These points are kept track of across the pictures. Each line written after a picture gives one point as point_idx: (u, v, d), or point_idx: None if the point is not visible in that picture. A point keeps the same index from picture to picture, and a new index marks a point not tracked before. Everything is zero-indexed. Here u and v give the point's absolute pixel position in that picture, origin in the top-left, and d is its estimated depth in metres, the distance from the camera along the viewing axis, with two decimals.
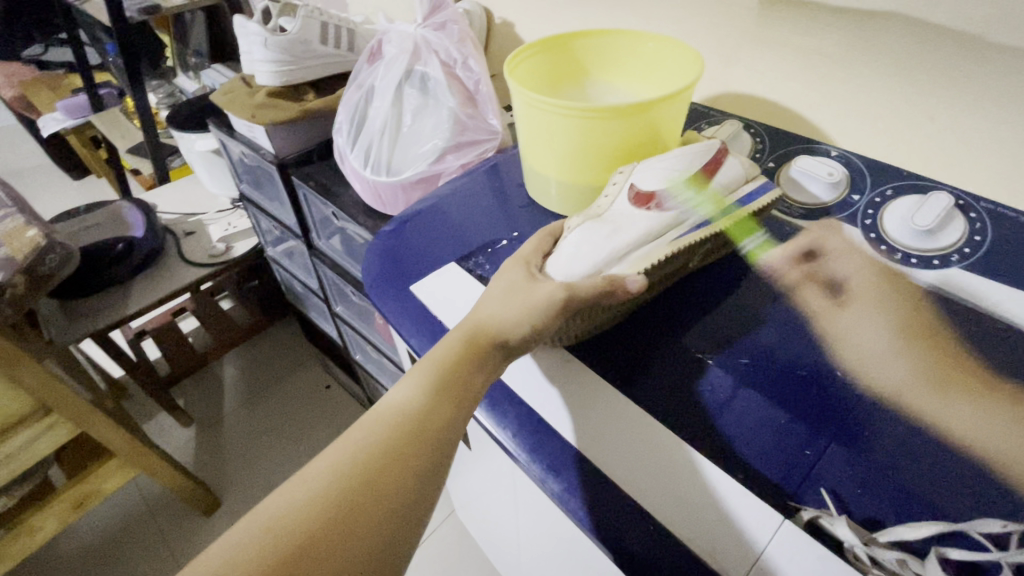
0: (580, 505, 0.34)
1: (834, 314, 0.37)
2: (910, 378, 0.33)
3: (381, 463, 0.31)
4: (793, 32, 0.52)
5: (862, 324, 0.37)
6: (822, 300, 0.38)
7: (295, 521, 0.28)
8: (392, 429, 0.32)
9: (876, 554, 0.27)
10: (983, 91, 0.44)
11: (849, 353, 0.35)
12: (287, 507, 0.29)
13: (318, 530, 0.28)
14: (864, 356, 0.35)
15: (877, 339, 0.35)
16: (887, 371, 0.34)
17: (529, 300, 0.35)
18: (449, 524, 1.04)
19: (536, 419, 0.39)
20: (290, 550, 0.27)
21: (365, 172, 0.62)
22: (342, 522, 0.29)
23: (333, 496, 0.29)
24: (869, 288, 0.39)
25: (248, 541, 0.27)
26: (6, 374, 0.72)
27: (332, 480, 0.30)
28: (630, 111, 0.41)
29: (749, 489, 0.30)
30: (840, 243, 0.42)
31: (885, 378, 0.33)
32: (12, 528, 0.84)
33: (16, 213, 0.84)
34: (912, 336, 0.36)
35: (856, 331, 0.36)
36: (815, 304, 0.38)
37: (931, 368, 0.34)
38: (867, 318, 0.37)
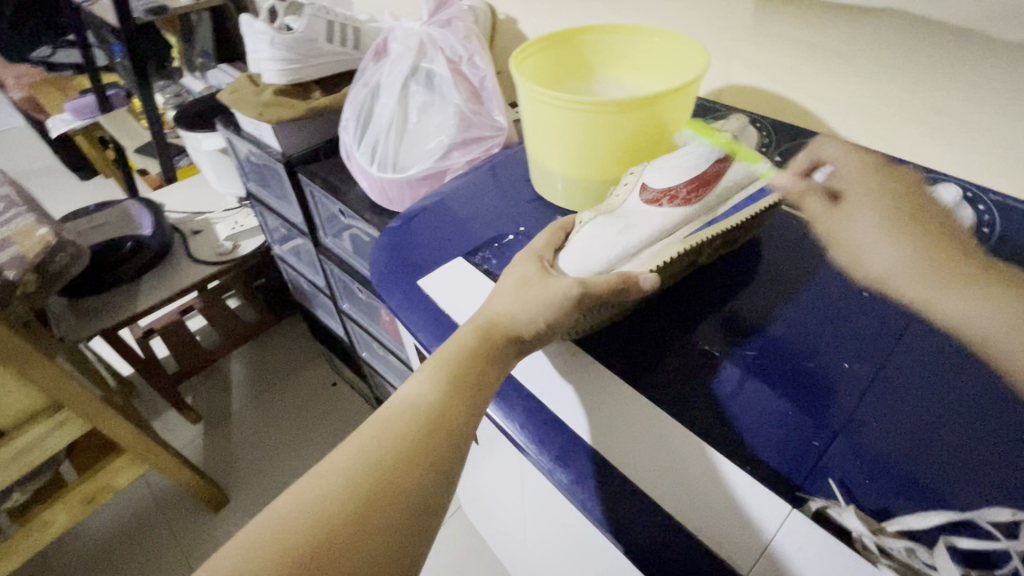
0: (590, 498, 0.37)
1: (829, 217, 0.43)
2: (903, 260, 0.38)
3: (396, 461, 0.31)
4: (798, 27, 0.51)
5: (859, 219, 0.42)
6: (822, 206, 0.44)
7: (311, 519, 0.28)
8: (406, 426, 0.32)
9: (884, 544, 0.27)
10: (989, 86, 0.43)
11: (843, 250, 0.41)
12: (302, 506, 0.29)
13: (333, 529, 0.28)
14: (858, 253, 0.40)
15: (870, 233, 0.41)
16: (884, 256, 0.39)
17: (543, 296, 0.35)
18: (455, 520, 1.05)
19: (545, 413, 0.41)
20: (307, 547, 0.27)
21: (371, 169, 0.63)
22: (358, 519, 0.29)
23: (348, 494, 0.29)
24: (861, 185, 0.44)
25: (267, 537, 0.28)
26: (18, 370, 0.72)
27: (348, 478, 0.30)
28: (636, 105, 0.41)
29: (759, 479, 0.30)
30: (837, 150, 0.47)
31: (877, 265, 0.39)
32: (24, 524, 0.85)
33: (26, 211, 0.85)
34: (903, 220, 0.40)
35: (852, 227, 0.42)
36: (813, 211, 0.44)
37: (922, 252, 0.38)
38: (864, 214, 0.42)
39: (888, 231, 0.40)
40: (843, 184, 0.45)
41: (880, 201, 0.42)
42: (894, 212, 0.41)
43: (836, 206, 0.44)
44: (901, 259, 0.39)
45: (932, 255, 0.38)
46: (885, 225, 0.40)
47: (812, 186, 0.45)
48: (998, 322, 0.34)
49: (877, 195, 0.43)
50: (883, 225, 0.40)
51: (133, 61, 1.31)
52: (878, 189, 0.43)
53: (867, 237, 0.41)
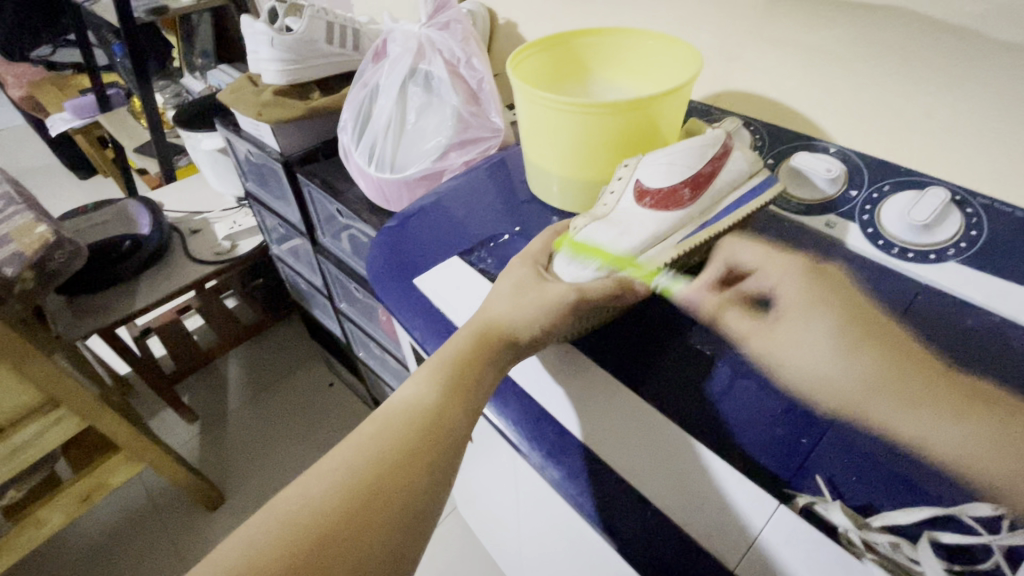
0: (579, 490, 0.38)
1: (768, 333, 0.35)
2: (853, 379, 0.32)
3: (395, 461, 0.31)
4: (794, 30, 0.52)
5: (801, 338, 0.34)
6: (748, 322, 0.36)
7: (311, 521, 0.29)
8: (406, 426, 0.33)
9: (870, 538, 0.28)
10: (982, 87, 0.44)
11: (793, 369, 0.33)
12: (302, 507, 0.29)
13: (333, 530, 0.29)
14: (802, 360, 0.33)
15: (815, 351, 0.33)
16: (832, 380, 0.32)
17: (542, 300, 0.36)
18: (449, 522, 1.05)
19: (537, 410, 0.42)
20: (307, 549, 0.28)
21: (370, 169, 0.63)
22: (357, 521, 0.29)
23: (347, 497, 0.30)
24: (796, 297, 0.37)
25: (266, 536, 0.28)
26: (16, 367, 0.73)
27: (348, 477, 0.30)
28: (628, 107, 0.42)
29: (746, 474, 0.31)
30: (753, 254, 0.40)
31: (834, 389, 0.32)
32: (20, 521, 0.85)
33: (25, 209, 0.85)
34: (858, 338, 0.34)
35: (796, 347, 0.34)
36: (742, 326, 0.36)
37: (878, 370, 0.32)
38: (805, 331, 0.34)
39: (831, 347, 0.33)
40: (772, 290, 0.38)
41: (831, 313, 0.35)
42: (847, 328, 0.34)
43: (767, 323, 0.36)
44: (854, 371, 0.32)
45: (884, 380, 0.31)
46: (841, 337, 0.34)
47: (730, 292, 0.38)
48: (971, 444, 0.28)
49: (817, 305, 0.36)
50: (839, 340, 0.33)
51: (134, 60, 1.31)
52: (814, 298, 0.36)
53: (807, 355, 0.33)
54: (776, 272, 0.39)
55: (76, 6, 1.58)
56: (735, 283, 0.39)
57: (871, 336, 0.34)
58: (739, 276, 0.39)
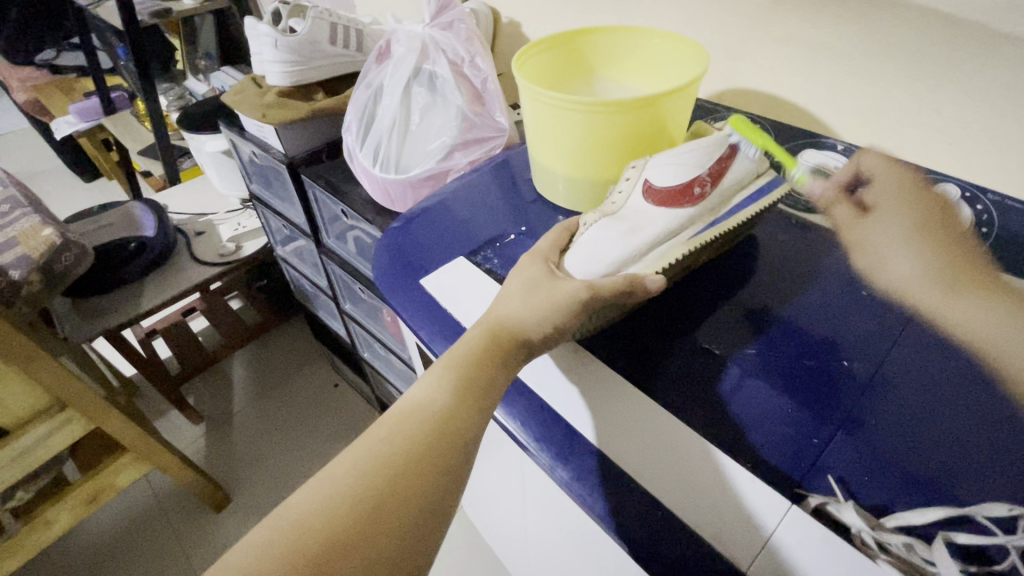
0: (588, 490, 0.36)
1: (858, 224, 0.43)
2: (923, 267, 0.38)
3: (404, 464, 0.31)
4: (801, 26, 0.52)
5: (881, 229, 0.42)
6: (850, 215, 0.44)
7: (320, 521, 0.28)
8: (415, 428, 0.33)
9: (883, 538, 0.27)
10: (992, 83, 0.44)
11: (865, 255, 0.41)
12: (313, 507, 0.29)
13: (343, 531, 0.28)
14: (876, 258, 0.40)
15: (891, 239, 0.41)
16: (899, 265, 0.39)
17: (554, 300, 0.36)
18: (455, 521, 1.05)
19: (545, 408, 0.40)
20: (317, 550, 0.28)
21: (374, 170, 0.63)
22: (363, 523, 0.29)
23: (357, 498, 0.30)
24: (894, 198, 0.43)
25: (274, 537, 0.28)
26: (23, 370, 0.73)
27: (356, 480, 0.30)
28: (636, 105, 0.41)
29: (758, 476, 0.31)
30: (879, 162, 0.46)
31: (898, 274, 0.39)
32: (28, 523, 0.85)
33: (31, 213, 0.85)
34: (932, 234, 0.40)
35: (879, 237, 0.41)
36: (840, 219, 0.44)
37: (936, 256, 0.39)
38: (887, 225, 0.42)
39: (903, 241, 0.40)
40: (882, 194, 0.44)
41: (915, 218, 0.41)
42: (920, 227, 0.40)
43: (866, 213, 0.43)
44: (921, 262, 0.39)
45: (950, 266, 0.38)
46: (911, 237, 0.40)
47: (849, 197, 0.45)
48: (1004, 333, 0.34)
49: (905, 205, 0.42)
50: (910, 234, 0.40)
51: (138, 63, 1.32)
52: (907, 197, 0.43)
53: (888, 250, 0.40)
54: (887, 175, 0.45)
55: (80, 10, 1.58)
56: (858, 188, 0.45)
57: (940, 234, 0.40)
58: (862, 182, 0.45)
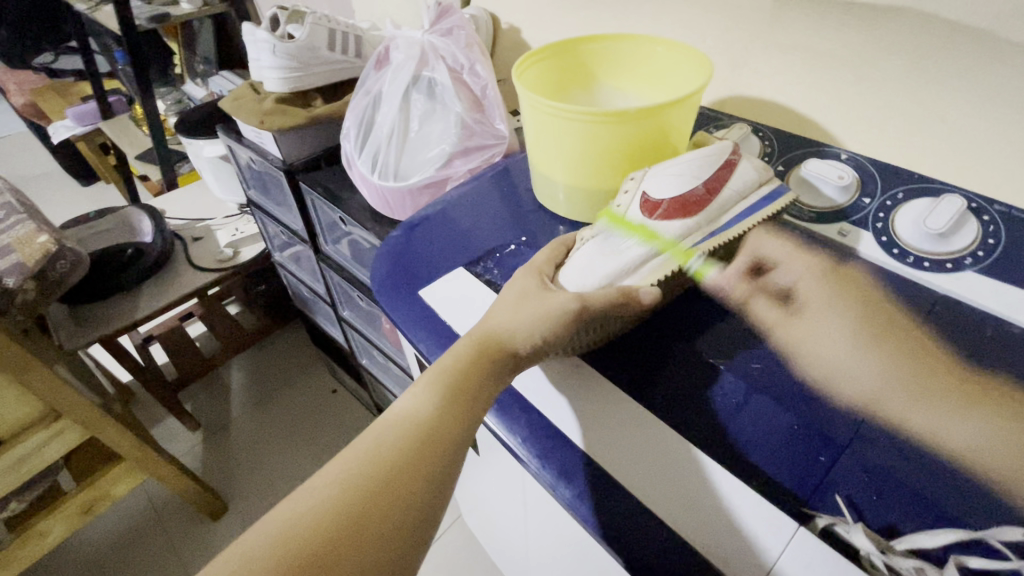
0: (591, 511, 0.34)
1: (790, 324, 0.37)
2: (880, 376, 0.33)
3: (391, 473, 0.30)
4: (804, 35, 0.52)
5: (819, 333, 0.36)
6: (775, 312, 0.38)
7: (303, 533, 0.28)
8: (403, 437, 0.32)
9: (893, 562, 0.26)
10: (997, 91, 0.43)
11: (818, 365, 0.34)
12: (294, 519, 0.28)
13: (324, 543, 0.27)
14: (832, 367, 0.34)
15: (842, 348, 0.35)
16: (855, 380, 0.33)
17: (544, 308, 0.35)
18: (454, 530, 1.04)
19: (547, 425, 0.39)
20: (297, 562, 0.27)
21: (373, 178, 0.63)
22: (348, 534, 0.28)
23: (341, 508, 0.29)
24: (817, 293, 0.38)
25: (258, 551, 0.27)
26: (18, 379, 0.72)
27: (341, 491, 0.29)
28: (638, 116, 0.41)
29: (764, 496, 0.30)
30: (778, 248, 0.41)
31: (857, 386, 0.33)
32: (21, 533, 0.84)
33: (27, 219, 0.85)
34: (875, 336, 0.35)
35: (817, 341, 0.35)
36: (767, 316, 0.38)
37: (901, 365, 0.34)
38: (824, 326, 0.36)
39: (856, 346, 0.35)
40: (797, 285, 0.39)
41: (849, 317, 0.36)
42: (861, 327, 0.36)
43: (792, 312, 0.38)
44: (876, 374, 0.33)
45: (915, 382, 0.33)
46: (860, 339, 0.35)
47: (760, 284, 0.40)
48: (986, 439, 0.30)
49: (835, 302, 0.37)
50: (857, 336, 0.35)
51: (136, 67, 1.31)
52: (835, 297, 0.38)
53: (841, 356, 0.34)
54: (800, 267, 0.40)
55: (78, 14, 1.58)
56: (762, 274, 0.40)
57: (886, 333, 0.35)
58: (767, 268, 0.40)
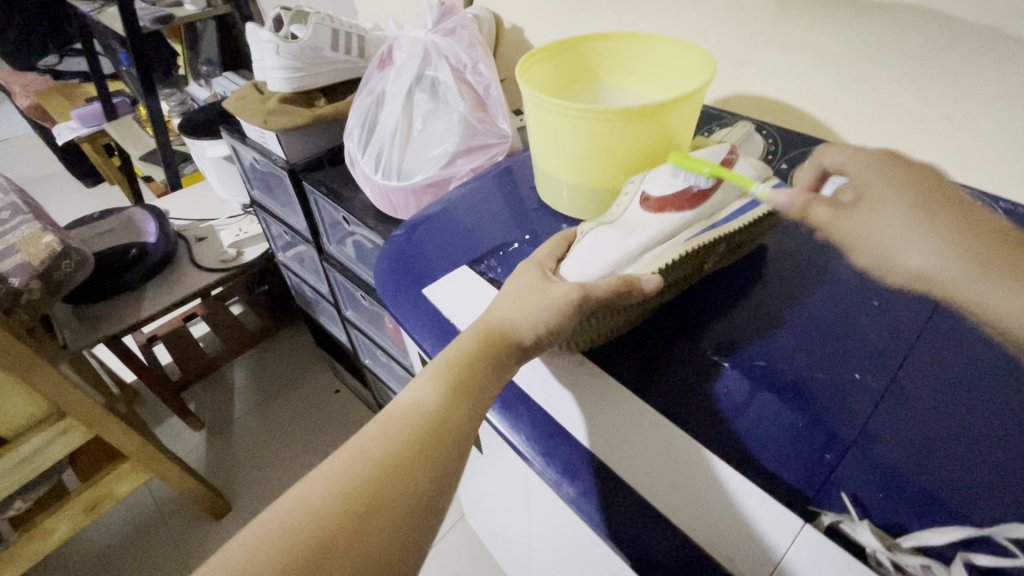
0: (593, 507, 0.35)
1: (850, 217, 0.39)
2: (939, 258, 0.36)
3: (396, 467, 0.30)
4: (807, 32, 0.52)
5: (880, 220, 0.38)
6: (831, 212, 0.40)
7: (309, 526, 0.28)
8: (409, 430, 0.32)
9: (899, 560, 0.26)
10: (1002, 88, 0.43)
11: (874, 252, 0.39)
12: (299, 511, 0.28)
13: (330, 535, 0.27)
14: (898, 244, 0.37)
15: (903, 229, 0.37)
16: (925, 258, 0.36)
17: (548, 301, 0.35)
18: (458, 529, 1.04)
19: (550, 422, 0.39)
20: (303, 555, 0.27)
21: (376, 176, 0.63)
22: (355, 526, 0.28)
23: (347, 499, 0.29)
24: (876, 178, 0.38)
25: (265, 541, 0.27)
26: (23, 378, 0.72)
27: (347, 482, 0.29)
28: (642, 113, 0.41)
29: (769, 493, 0.30)
30: (841, 154, 0.40)
31: (917, 262, 0.37)
32: (26, 531, 0.84)
33: (32, 219, 0.85)
34: (931, 204, 0.37)
35: (875, 228, 0.38)
36: (824, 218, 0.41)
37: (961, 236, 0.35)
38: (886, 213, 0.37)
39: (915, 223, 0.36)
40: (860, 186, 0.39)
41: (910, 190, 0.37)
42: (924, 202, 0.37)
43: (848, 207, 0.40)
44: (937, 250, 0.36)
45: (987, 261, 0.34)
46: (920, 211, 0.36)
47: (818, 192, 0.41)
48: None
49: (899, 186, 0.37)
50: (918, 217, 0.36)
51: (140, 68, 1.32)
52: (899, 182, 0.37)
53: (904, 242, 0.37)
54: (861, 163, 0.39)
55: (83, 16, 1.59)
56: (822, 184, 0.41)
57: (947, 205, 0.37)
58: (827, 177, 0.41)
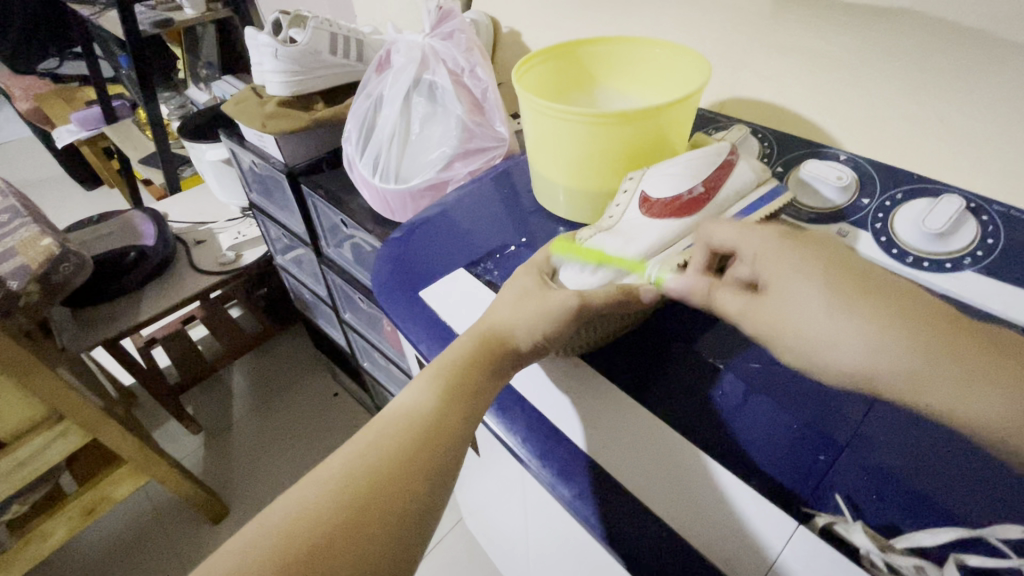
0: (592, 510, 0.35)
1: (760, 306, 0.32)
2: (871, 349, 0.28)
3: (393, 470, 0.31)
4: (803, 37, 0.52)
5: (794, 299, 0.30)
6: (742, 299, 0.33)
7: (307, 527, 0.28)
8: (405, 433, 0.32)
9: (893, 561, 0.26)
10: (996, 92, 0.44)
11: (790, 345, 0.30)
12: (295, 514, 0.28)
13: (327, 537, 0.28)
14: (814, 343, 0.29)
15: (812, 314, 0.29)
16: (842, 352, 0.28)
17: (544, 306, 0.35)
18: (456, 532, 1.04)
19: (546, 424, 0.39)
20: (300, 557, 0.27)
21: (374, 180, 0.63)
22: (352, 528, 0.28)
23: (343, 501, 0.29)
24: (776, 261, 0.32)
25: (262, 545, 0.27)
26: (20, 382, 0.72)
27: (343, 485, 0.29)
28: (637, 117, 0.41)
29: (763, 494, 0.30)
30: (730, 232, 0.35)
31: (844, 361, 0.28)
32: (23, 536, 0.84)
33: (31, 223, 0.85)
34: (850, 293, 0.29)
35: (794, 312, 0.30)
36: (734, 305, 0.33)
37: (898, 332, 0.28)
38: (801, 293, 0.30)
39: (838, 307, 0.28)
40: (757, 266, 0.33)
41: (820, 267, 0.30)
42: (833, 282, 0.29)
43: (758, 299, 0.32)
44: (863, 341, 0.28)
45: (914, 345, 0.27)
46: (832, 295, 0.29)
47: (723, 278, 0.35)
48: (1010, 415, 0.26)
49: (806, 259, 0.31)
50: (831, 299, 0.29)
51: (140, 72, 1.32)
52: (802, 259, 0.31)
53: (813, 326, 0.29)
54: (750, 240, 0.33)
55: (83, 20, 1.60)
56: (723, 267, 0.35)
57: (863, 284, 0.29)
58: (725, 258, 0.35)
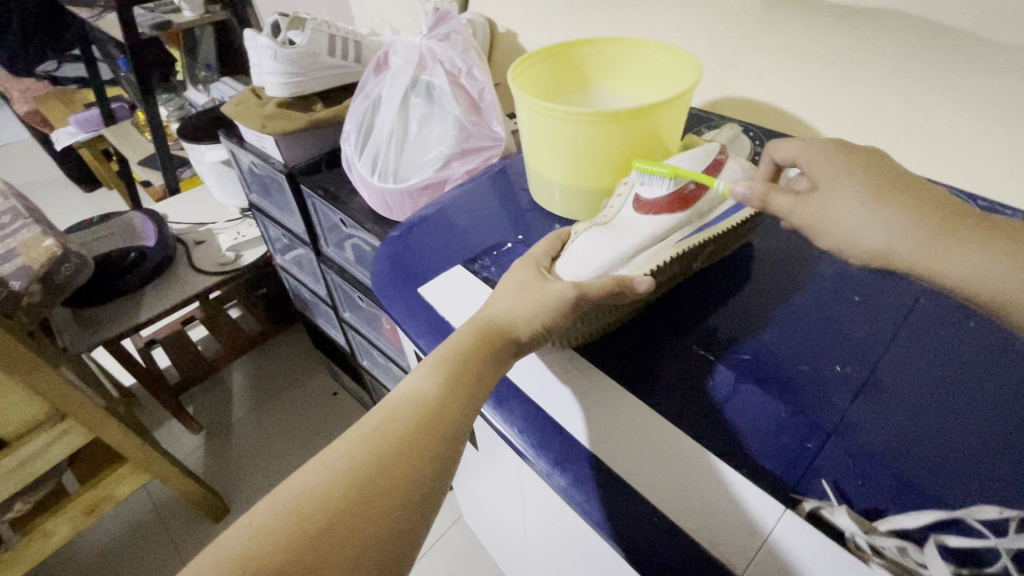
0: (586, 498, 0.36)
1: (806, 203, 0.37)
2: (896, 235, 0.34)
3: (397, 452, 0.31)
4: (794, 38, 0.53)
5: (838, 204, 0.35)
6: (790, 198, 0.37)
7: (315, 505, 0.29)
8: (408, 418, 0.33)
9: (876, 542, 0.27)
10: (981, 90, 0.45)
11: (832, 238, 0.36)
12: (302, 495, 0.29)
13: (332, 514, 0.28)
14: (850, 233, 0.35)
15: (857, 215, 0.35)
16: (873, 237, 0.34)
17: (541, 302, 0.36)
18: (455, 529, 1.05)
19: (542, 415, 0.41)
20: (308, 533, 0.28)
21: (372, 179, 0.64)
22: (357, 506, 0.29)
23: (350, 480, 0.30)
24: (828, 167, 0.36)
25: (271, 520, 0.28)
26: (23, 381, 0.73)
27: (349, 465, 0.30)
28: (630, 116, 0.42)
29: (753, 480, 0.31)
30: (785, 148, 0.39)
31: (873, 243, 0.35)
32: (27, 534, 0.85)
33: (32, 223, 0.86)
34: (886, 195, 0.34)
35: (838, 217, 0.36)
36: (785, 203, 0.37)
37: (920, 222, 0.33)
38: (843, 197, 0.35)
39: (876, 210, 0.34)
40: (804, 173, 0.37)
41: (863, 173, 0.35)
42: (879, 183, 0.34)
43: (805, 196, 0.37)
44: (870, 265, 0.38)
45: (947, 228, 0.33)
46: (875, 202, 0.34)
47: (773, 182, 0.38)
48: (1012, 275, 0.31)
49: (848, 170, 0.35)
50: (870, 201, 0.34)
51: (139, 73, 1.33)
52: (846, 166, 0.35)
53: (857, 228, 0.35)
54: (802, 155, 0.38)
55: (82, 23, 1.61)
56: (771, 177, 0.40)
57: (907, 190, 0.34)
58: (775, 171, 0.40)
